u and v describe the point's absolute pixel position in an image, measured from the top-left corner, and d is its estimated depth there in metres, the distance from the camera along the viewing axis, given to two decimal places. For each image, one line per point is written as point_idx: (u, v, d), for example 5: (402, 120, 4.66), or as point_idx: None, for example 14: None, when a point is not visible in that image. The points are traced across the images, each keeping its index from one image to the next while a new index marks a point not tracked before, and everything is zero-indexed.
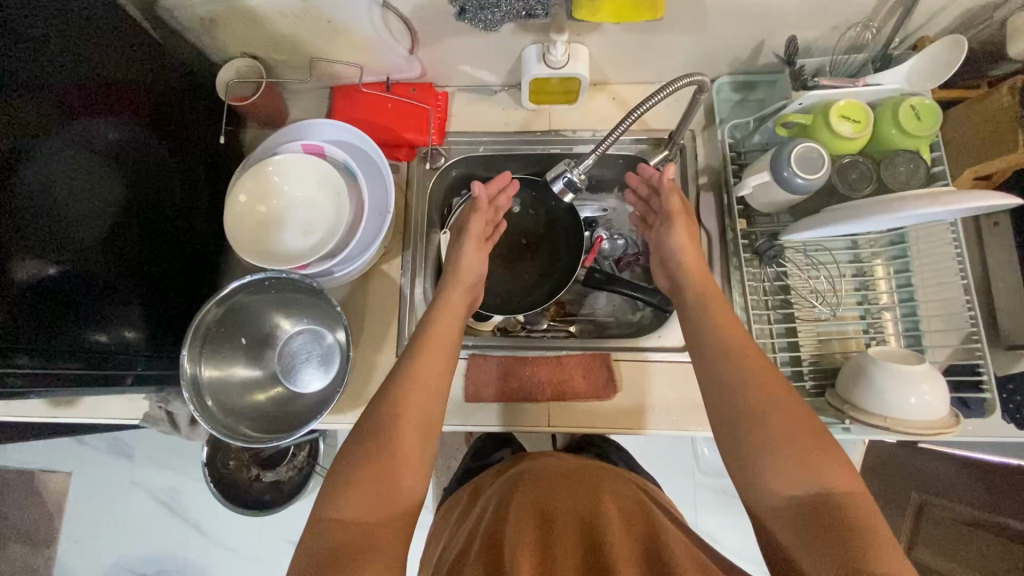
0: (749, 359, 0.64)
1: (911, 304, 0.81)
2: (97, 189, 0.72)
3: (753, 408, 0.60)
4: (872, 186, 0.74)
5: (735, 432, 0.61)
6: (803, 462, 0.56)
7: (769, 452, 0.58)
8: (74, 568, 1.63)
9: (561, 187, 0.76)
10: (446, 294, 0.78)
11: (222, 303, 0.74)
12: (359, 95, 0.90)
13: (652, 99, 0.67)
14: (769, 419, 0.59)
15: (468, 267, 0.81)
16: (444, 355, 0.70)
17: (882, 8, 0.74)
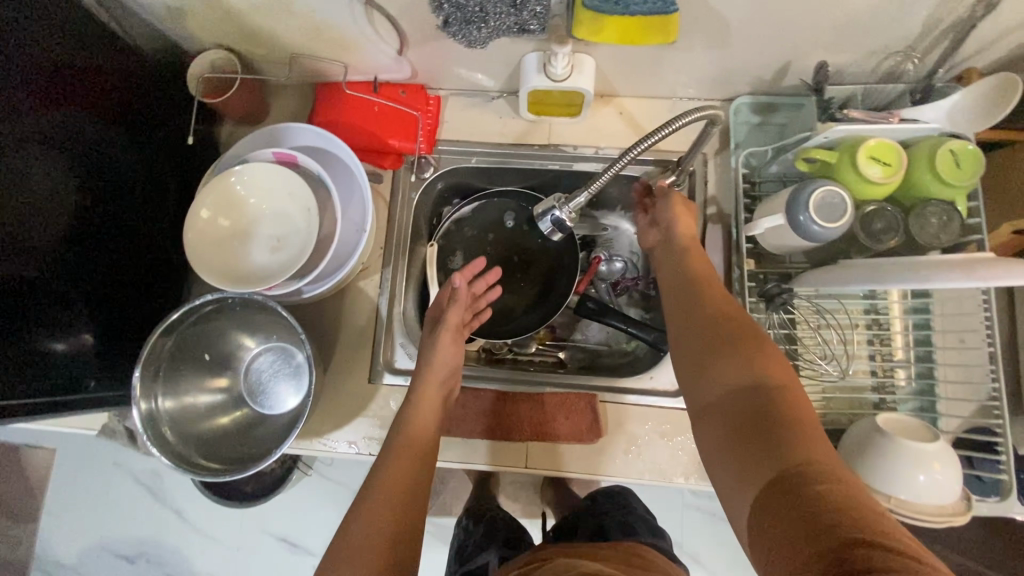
0: (705, 289, 0.62)
1: (929, 365, 0.74)
2: (49, 189, 0.66)
3: (701, 329, 0.57)
4: (900, 238, 0.67)
5: (683, 353, 0.58)
6: (744, 356, 0.51)
7: (707, 361, 0.54)
8: (55, 545, 1.62)
9: (550, 225, 0.71)
10: (419, 388, 0.72)
11: (175, 327, 0.69)
12: (342, 96, 0.82)
13: (657, 133, 0.60)
14: (712, 334, 0.56)
15: (443, 360, 0.74)
16: (417, 454, 0.67)
17: (928, 36, 0.65)
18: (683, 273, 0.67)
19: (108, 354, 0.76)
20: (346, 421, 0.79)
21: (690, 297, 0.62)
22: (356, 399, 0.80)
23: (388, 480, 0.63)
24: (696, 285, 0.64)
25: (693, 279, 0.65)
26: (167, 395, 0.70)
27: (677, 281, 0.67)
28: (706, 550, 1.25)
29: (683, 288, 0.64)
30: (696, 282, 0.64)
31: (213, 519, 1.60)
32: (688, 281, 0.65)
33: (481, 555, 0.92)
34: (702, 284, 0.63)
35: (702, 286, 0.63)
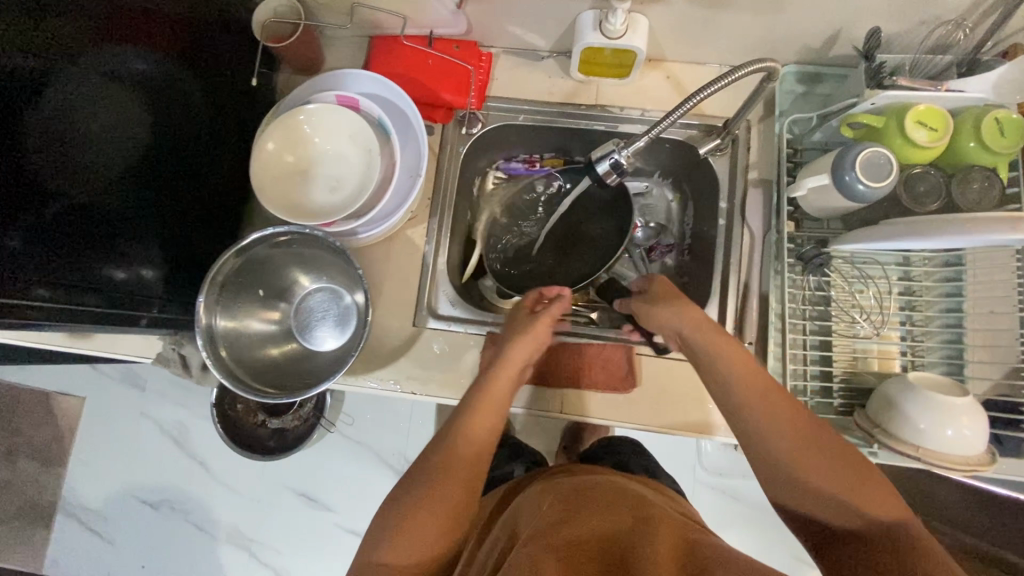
0: (775, 396, 0.60)
1: (958, 331, 0.76)
2: (123, 120, 0.70)
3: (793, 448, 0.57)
4: (940, 203, 0.69)
5: (768, 470, 0.58)
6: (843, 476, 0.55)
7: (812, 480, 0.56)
8: (81, 489, 1.67)
9: (607, 169, 0.69)
10: (510, 352, 0.73)
11: (241, 255, 0.73)
12: (400, 48, 0.85)
13: (711, 85, 0.62)
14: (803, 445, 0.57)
15: (515, 353, 0.72)
16: (485, 418, 0.68)
17: (982, 7, 0.67)
18: (730, 364, 0.63)
19: (173, 283, 0.80)
20: (389, 361, 0.82)
21: (752, 403, 0.60)
22: (400, 340, 0.83)
23: (469, 434, 0.66)
24: (756, 380, 0.61)
25: (750, 372, 0.62)
26: (225, 319, 0.73)
27: (728, 372, 0.62)
28: (716, 523, 1.29)
29: (739, 383, 0.61)
30: (752, 378, 0.61)
31: (235, 472, 1.64)
32: (743, 374, 0.62)
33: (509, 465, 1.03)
34: (761, 381, 0.61)
35: (759, 385, 0.60)
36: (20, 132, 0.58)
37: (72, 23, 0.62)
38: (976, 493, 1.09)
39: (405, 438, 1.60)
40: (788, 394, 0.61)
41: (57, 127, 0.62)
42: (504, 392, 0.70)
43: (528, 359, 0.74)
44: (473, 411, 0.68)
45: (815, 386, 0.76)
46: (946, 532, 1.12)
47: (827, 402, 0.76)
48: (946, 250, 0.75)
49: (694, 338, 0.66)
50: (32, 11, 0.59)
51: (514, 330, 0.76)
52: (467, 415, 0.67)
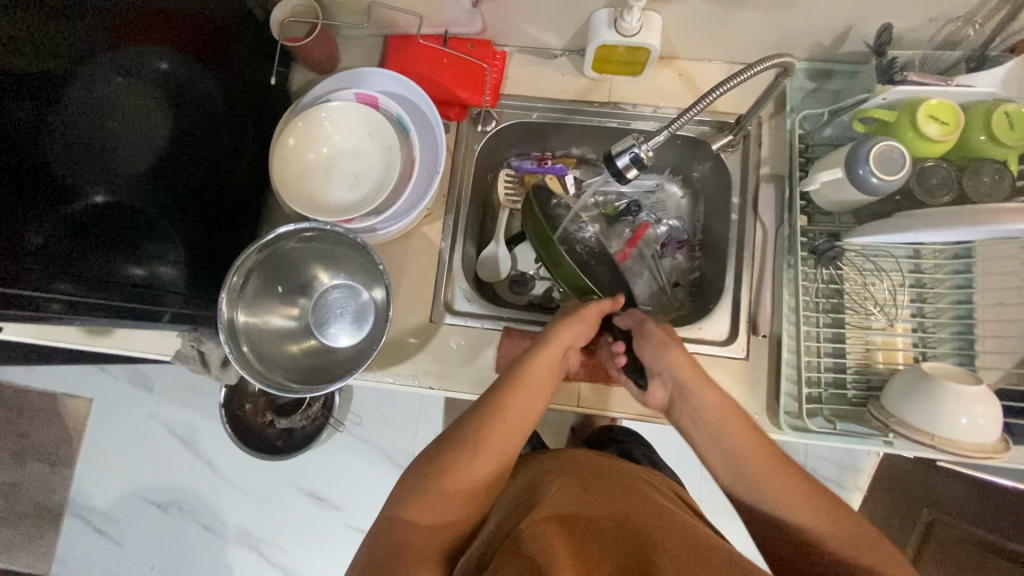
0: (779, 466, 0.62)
1: (969, 322, 0.77)
2: (144, 119, 0.70)
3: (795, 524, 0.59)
4: (951, 195, 0.70)
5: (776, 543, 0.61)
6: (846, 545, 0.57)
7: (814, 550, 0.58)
8: (89, 490, 1.67)
9: (627, 163, 0.69)
10: (555, 336, 0.72)
11: (263, 250, 0.74)
12: (416, 48, 0.86)
13: (726, 81, 0.64)
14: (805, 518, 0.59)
15: (564, 337, 0.72)
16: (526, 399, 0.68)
17: (991, 3, 0.68)
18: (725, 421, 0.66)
19: (193, 279, 0.81)
20: (407, 356, 0.83)
21: (750, 462, 0.63)
22: (417, 336, 0.84)
23: (507, 413, 0.67)
24: (750, 440, 0.64)
25: (745, 431, 0.64)
26: (246, 315, 0.74)
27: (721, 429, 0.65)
28: (723, 520, 1.30)
29: (731, 441, 0.64)
30: (746, 438, 0.64)
31: (244, 472, 1.64)
32: (739, 435, 0.64)
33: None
34: (754, 439, 0.64)
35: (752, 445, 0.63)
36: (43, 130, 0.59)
37: (100, 23, 0.62)
38: (982, 485, 1.11)
39: (412, 437, 1.61)
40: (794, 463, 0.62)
41: (80, 129, 0.63)
42: (545, 373, 0.71)
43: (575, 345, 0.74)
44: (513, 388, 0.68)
45: (829, 377, 0.77)
46: (954, 524, 1.12)
47: (840, 393, 0.77)
48: (956, 242, 0.76)
49: (690, 390, 0.68)
50: (62, 13, 0.58)
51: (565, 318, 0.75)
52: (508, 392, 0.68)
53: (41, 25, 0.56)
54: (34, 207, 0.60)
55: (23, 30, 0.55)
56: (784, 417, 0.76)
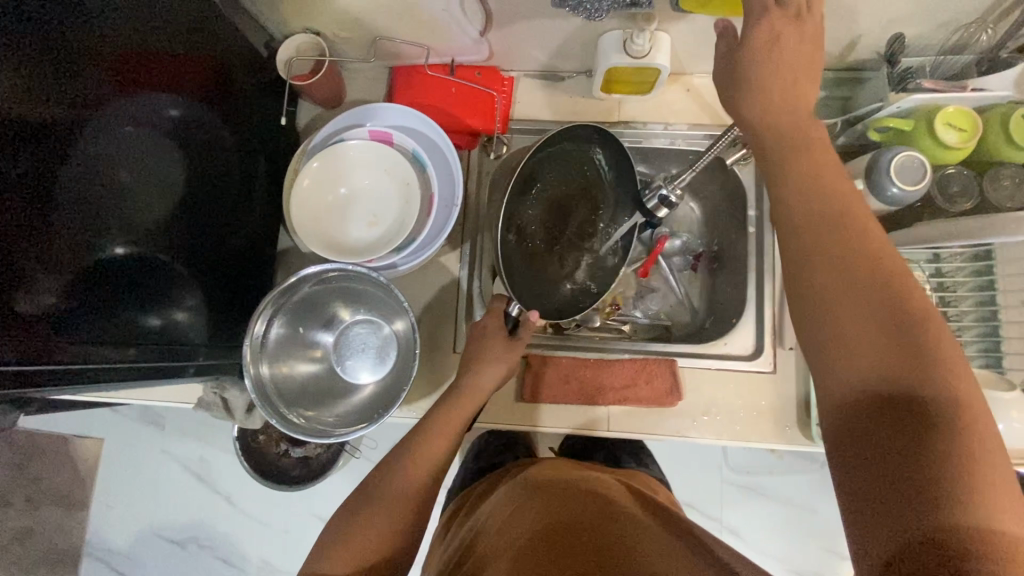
0: (837, 225, 0.49)
1: (994, 324, 0.77)
2: (154, 166, 0.69)
3: (833, 296, 0.47)
4: (974, 201, 0.71)
5: (799, 304, 0.50)
6: (879, 335, 0.45)
7: (841, 330, 0.47)
8: (106, 532, 1.64)
9: (656, 203, 0.77)
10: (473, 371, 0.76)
11: (278, 302, 0.73)
12: (423, 79, 0.86)
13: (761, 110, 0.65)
14: (859, 287, 0.46)
15: (484, 377, 0.75)
16: (445, 439, 0.74)
17: (1002, 7, 0.68)
18: (842, 261, 0.48)
19: (210, 325, 0.79)
20: (432, 390, 0.83)
21: (795, 222, 0.50)
22: (441, 368, 0.83)
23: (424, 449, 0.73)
24: (870, 294, 0.46)
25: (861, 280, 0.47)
26: (272, 366, 0.74)
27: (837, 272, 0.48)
28: (745, 524, 1.29)
29: (837, 285, 0.47)
30: (856, 290, 0.47)
31: (261, 504, 1.63)
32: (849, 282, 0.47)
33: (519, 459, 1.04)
34: (843, 253, 0.48)
35: (864, 304, 0.46)
36: (59, 185, 0.58)
37: (108, 70, 0.61)
38: None
39: None
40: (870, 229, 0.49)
41: (94, 179, 0.62)
42: (461, 420, 0.75)
43: (496, 382, 0.77)
44: (430, 434, 0.73)
45: None
46: None
47: None
48: (975, 246, 0.75)
49: (765, 138, 0.53)
50: (69, 59, 0.57)
51: (479, 352, 0.77)
52: (422, 439, 0.73)
53: (51, 72, 0.55)
54: (54, 259, 0.58)
55: (33, 87, 0.54)
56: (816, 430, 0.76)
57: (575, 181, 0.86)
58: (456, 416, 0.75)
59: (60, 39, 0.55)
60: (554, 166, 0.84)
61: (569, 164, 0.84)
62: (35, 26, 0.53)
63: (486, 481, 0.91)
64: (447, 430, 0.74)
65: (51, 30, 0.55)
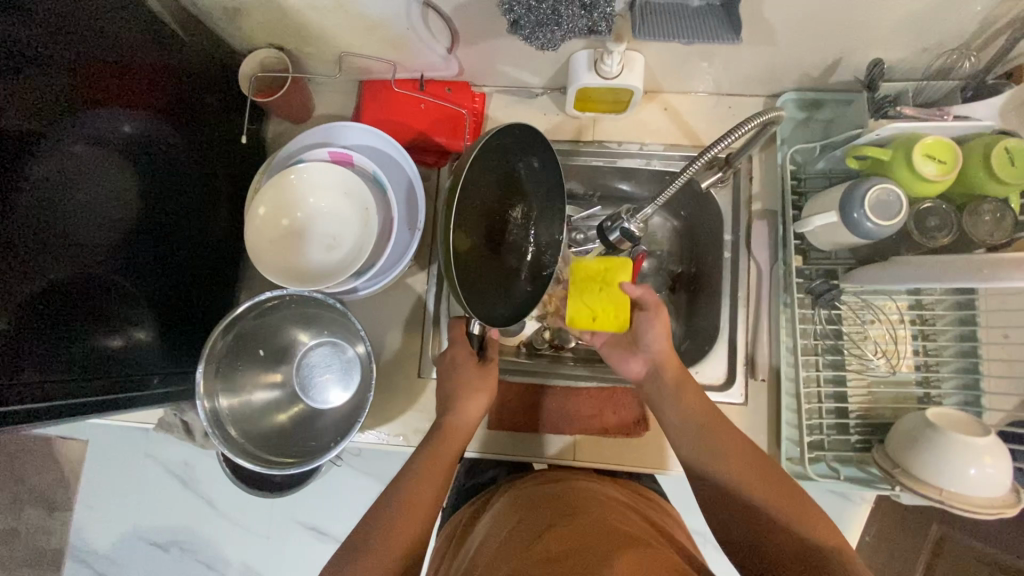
0: (725, 436, 0.65)
1: (974, 360, 0.74)
2: (111, 184, 0.67)
3: (721, 448, 0.64)
4: (952, 235, 0.68)
5: (702, 466, 0.64)
6: (753, 466, 0.62)
7: (712, 455, 0.64)
8: (88, 533, 1.55)
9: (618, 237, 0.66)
10: (460, 399, 0.72)
11: (230, 330, 0.72)
12: (389, 94, 0.83)
13: (731, 135, 0.58)
14: (716, 434, 0.65)
15: (468, 411, 0.72)
16: (438, 476, 0.66)
17: (985, 33, 0.65)
18: (759, 478, 0.61)
19: (168, 347, 0.77)
20: (396, 414, 0.81)
21: (711, 447, 0.64)
22: (406, 393, 0.82)
23: (421, 481, 0.66)
24: (769, 499, 0.59)
25: (774, 487, 0.60)
26: (228, 395, 0.72)
27: (737, 482, 0.61)
28: None
29: (723, 494, 0.62)
30: (789, 504, 0.58)
31: None
32: (759, 485, 0.60)
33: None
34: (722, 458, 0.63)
35: (766, 497, 0.59)
36: (12, 206, 0.55)
37: (63, 83, 0.59)
38: None
39: None
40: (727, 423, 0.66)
41: (50, 196, 0.59)
42: (453, 451, 0.70)
43: (480, 414, 0.74)
44: (419, 477, 0.66)
45: (831, 422, 0.75)
46: None
47: (843, 439, 0.75)
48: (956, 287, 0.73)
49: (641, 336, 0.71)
50: (21, 73, 0.55)
51: (457, 386, 0.73)
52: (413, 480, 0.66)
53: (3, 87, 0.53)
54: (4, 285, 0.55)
55: None
56: (784, 463, 0.75)
57: (498, 167, 0.68)
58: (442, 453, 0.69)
59: (12, 54, 0.53)
60: (483, 161, 0.65)
61: (499, 156, 0.67)
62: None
63: (467, 517, 0.80)
64: (439, 472, 0.67)
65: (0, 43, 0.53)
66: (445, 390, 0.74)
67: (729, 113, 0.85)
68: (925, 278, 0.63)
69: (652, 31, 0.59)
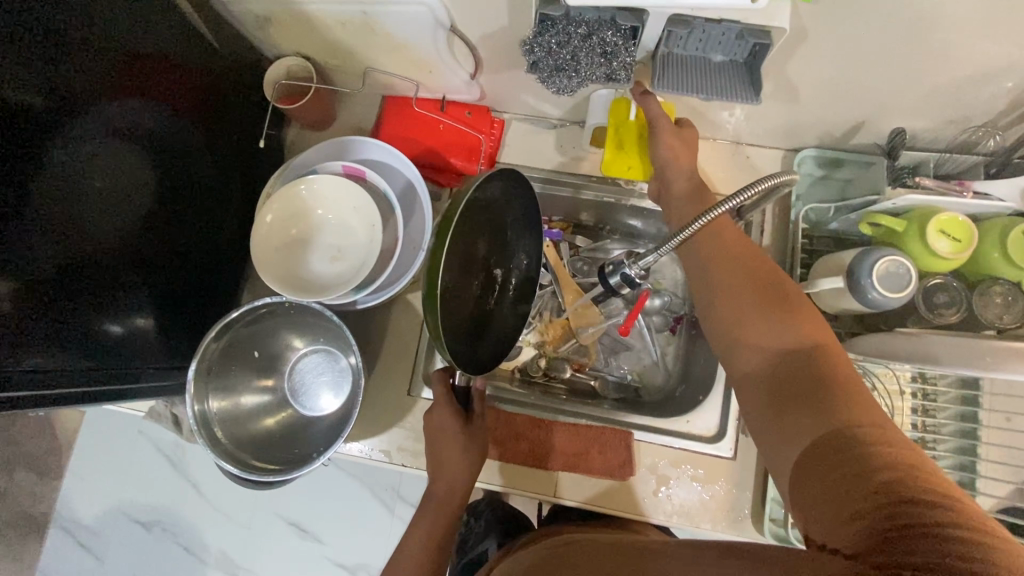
0: (735, 257, 0.61)
1: (972, 442, 0.72)
2: (128, 170, 0.68)
3: (731, 271, 0.60)
4: (961, 313, 0.68)
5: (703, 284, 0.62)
6: (759, 286, 0.58)
7: (718, 274, 0.60)
8: (69, 506, 1.51)
9: (618, 281, 0.66)
10: (449, 440, 0.73)
11: (223, 333, 0.72)
12: (410, 112, 0.84)
13: (740, 195, 0.53)
14: (728, 256, 0.61)
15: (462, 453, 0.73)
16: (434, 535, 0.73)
17: (1012, 114, 0.65)
18: (759, 295, 0.57)
19: (166, 341, 0.78)
20: (382, 430, 0.81)
21: (718, 264, 0.61)
22: (395, 408, 0.82)
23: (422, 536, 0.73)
24: (773, 318, 0.55)
25: (772, 306, 0.56)
26: (218, 398, 0.73)
27: (737, 305, 0.58)
28: None
29: (732, 311, 0.58)
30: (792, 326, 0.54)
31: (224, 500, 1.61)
32: (757, 304, 0.57)
33: (481, 543, 1.01)
34: (735, 275, 0.59)
35: (773, 317, 0.55)
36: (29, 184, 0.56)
37: (89, 71, 0.61)
38: None
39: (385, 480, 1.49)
40: (745, 244, 0.62)
41: (66, 180, 0.60)
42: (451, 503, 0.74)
43: (474, 452, 0.75)
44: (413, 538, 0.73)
45: None
46: None
47: None
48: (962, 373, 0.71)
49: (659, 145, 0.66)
50: (43, 55, 0.56)
51: (442, 448, 0.74)
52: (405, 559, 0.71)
53: (24, 67, 0.54)
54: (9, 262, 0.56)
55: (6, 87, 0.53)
56: (767, 524, 0.73)
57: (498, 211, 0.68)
58: (437, 513, 0.74)
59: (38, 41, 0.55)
60: (474, 211, 0.64)
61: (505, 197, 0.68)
62: (6, 25, 0.52)
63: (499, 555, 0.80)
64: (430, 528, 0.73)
65: (23, 24, 0.54)
66: (430, 439, 0.75)
67: (745, 163, 0.84)
68: (923, 357, 0.62)
69: (670, 82, 0.59)
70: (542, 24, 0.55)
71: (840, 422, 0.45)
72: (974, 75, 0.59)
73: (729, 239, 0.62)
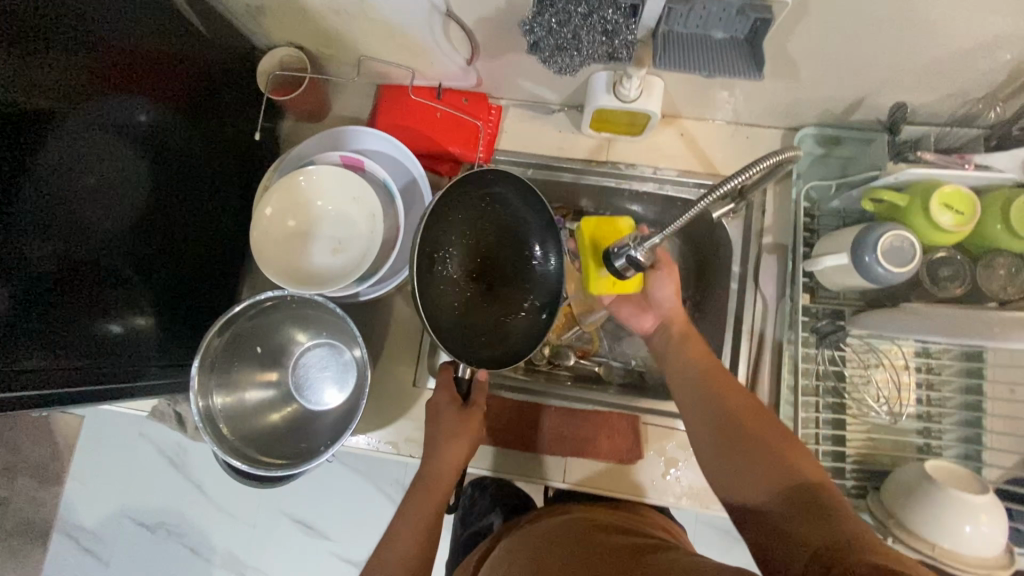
0: (721, 381, 0.65)
1: (977, 415, 0.73)
2: (123, 172, 0.67)
3: (718, 394, 0.63)
4: (965, 286, 0.69)
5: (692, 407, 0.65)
6: (744, 411, 0.61)
7: (706, 397, 0.64)
8: (71, 510, 1.50)
9: (624, 264, 0.64)
10: (458, 425, 0.73)
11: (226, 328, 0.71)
12: (407, 100, 0.83)
13: (746, 170, 0.52)
14: (712, 382, 0.65)
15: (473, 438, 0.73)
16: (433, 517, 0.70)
17: (1012, 85, 0.65)
18: (751, 421, 0.60)
19: (166, 340, 0.77)
20: (388, 421, 0.81)
21: (705, 388, 0.64)
22: (400, 399, 0.81)
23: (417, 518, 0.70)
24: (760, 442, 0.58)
25: (773, 437, 0.58)
26: (222, 394, 0.72)
27: (738, 432, 0.59)
28: None
29: (720, 435, 0.60)
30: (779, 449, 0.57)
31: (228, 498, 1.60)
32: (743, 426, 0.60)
33: (484, 517, 1.01)
34: (722, 398, 0.63)
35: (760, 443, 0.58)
36: (22, 186, 0.55)
37: (80, 65, 0.59)
38: None
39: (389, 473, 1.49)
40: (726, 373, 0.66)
41: (60, 185, 0.59)
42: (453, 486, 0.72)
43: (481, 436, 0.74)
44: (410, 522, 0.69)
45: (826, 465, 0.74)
46: None
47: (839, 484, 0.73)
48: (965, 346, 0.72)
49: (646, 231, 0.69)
50: (31, 50, 0.55)
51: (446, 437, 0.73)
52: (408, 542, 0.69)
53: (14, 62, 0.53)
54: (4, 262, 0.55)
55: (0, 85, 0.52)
56: None
57: None
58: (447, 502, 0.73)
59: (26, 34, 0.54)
60: None
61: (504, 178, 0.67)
62: None
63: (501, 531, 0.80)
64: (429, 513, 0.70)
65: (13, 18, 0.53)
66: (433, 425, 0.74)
67: (745, 144, 0.84)
68: (929, 330, 0.63)
69: (671, 60, 0.58)
70: (541, 4, 0.54)
71: (836, 532, 0.47)
72: (975, 46, 0.59)
73: (713, 366, 0.67)
